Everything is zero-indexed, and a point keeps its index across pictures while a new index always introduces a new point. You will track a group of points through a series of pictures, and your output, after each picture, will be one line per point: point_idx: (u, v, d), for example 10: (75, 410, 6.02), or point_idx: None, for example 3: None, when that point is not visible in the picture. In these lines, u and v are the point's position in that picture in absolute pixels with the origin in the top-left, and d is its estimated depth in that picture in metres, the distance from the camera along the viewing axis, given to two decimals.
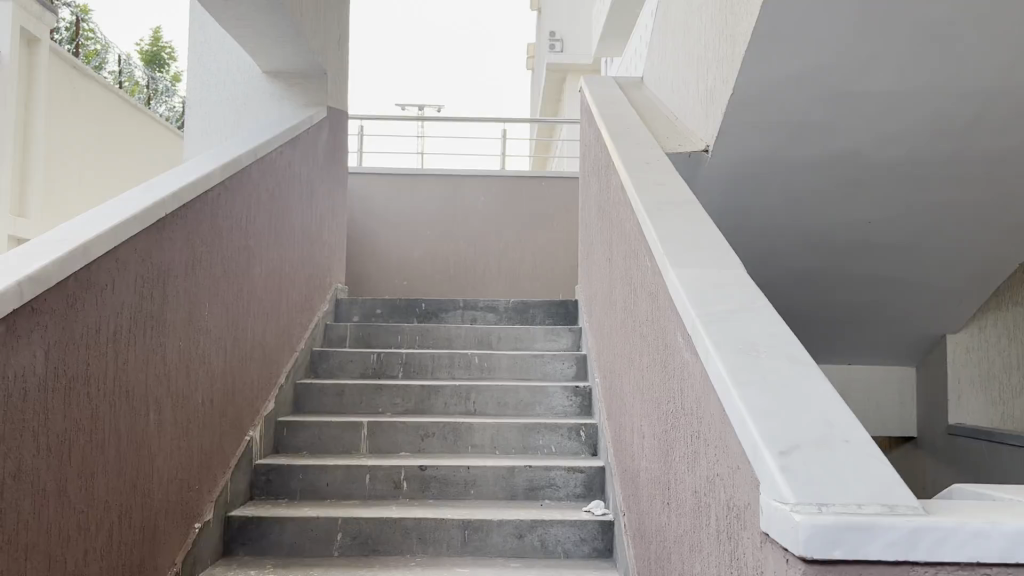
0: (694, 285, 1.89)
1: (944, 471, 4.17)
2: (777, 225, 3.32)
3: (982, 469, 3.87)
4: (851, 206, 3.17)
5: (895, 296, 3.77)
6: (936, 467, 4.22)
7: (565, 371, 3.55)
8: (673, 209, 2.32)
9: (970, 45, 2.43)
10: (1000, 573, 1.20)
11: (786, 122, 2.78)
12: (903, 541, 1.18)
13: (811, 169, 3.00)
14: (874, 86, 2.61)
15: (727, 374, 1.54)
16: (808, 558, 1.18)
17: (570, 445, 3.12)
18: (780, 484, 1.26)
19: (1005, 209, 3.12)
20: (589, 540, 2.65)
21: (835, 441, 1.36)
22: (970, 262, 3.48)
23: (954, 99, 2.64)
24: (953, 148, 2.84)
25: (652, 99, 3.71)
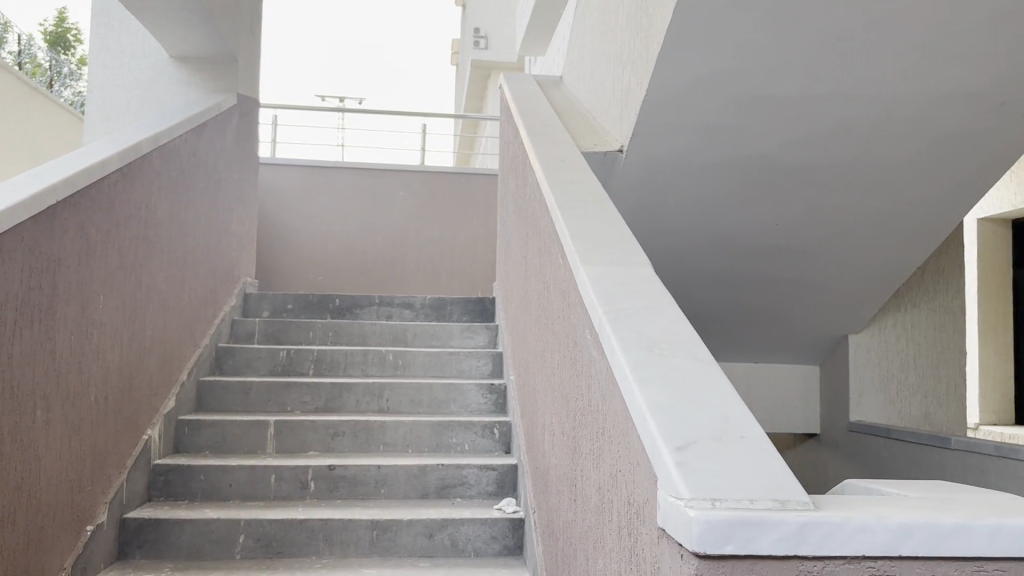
0: (603, 282, 1.89)
1: (845, 467, 4.31)
2: (691, 227, 3.37)
3: (882, 465, 4.01)
4: (760, 210, 3.24)
5: (803, 299, 3.88)
6: (838, 463, 4.36)
7: (481, 369, 3.54)
8: (585, 207, 2.33)
9: (873, 53, 2.51)
10: (885, 567, 1.22)
11: (697, 125, 2.82)
12: (793, 535, 1.19)
13: (722, 172, 3.05)
14: (784, 91, 2.66)
15: (629, 371, 1.54)
16: (700, 554, 1.18)
17: (483, 443, 3.11)
18: (676, 480, 1.26)
19: (904, 214, 3.25)
20: (500, 538, 2.64)
21: (731, 437, 1.37)
22: (873, 265, 3.60)
23: (858, 107, 2.72)
24: (856, 155, 2.94)
25: (569, 98, 3.72)
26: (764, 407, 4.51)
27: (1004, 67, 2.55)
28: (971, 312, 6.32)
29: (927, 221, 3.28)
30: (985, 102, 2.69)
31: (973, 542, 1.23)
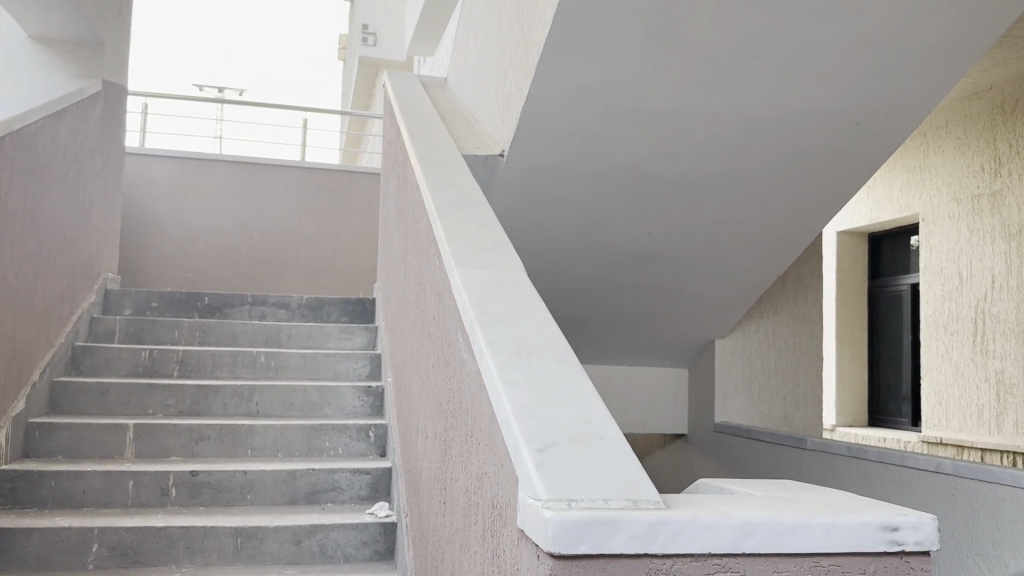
0: (475, 285, 1.88)
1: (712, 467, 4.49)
2: (568, 235, 3.42)
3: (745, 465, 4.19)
4: (635, 219, 3.33)
5: (675, 305, 4.01)
6: (705, 463, 4.53)
7: (358, 371, 3.49)
8: (463, 210, 2.32)
9: (742, 71, 2.62)
10: (729, 563, 1.27)
11: (576, 133, 2.86)
12: (643, 534, 1.23)
13: (600, 181, 3.10)
14: (660, 104, 2.75)
15: (495, 373, 1.54)
16: (555, 554, 1.20)
17: (357, 446, 3.06)
18: (534, 480, 1.27)
19: (767, 226, 3.42)
20: (370, 543, 2.60)
21: (590, 438, 1.40)
22: (739, 274, 3.77)
23: (729, 122, 2.84)
24: (726, 169, 3.06)
25: (453, 100, 3.72)
26: (638, 409, 4.64)
27: (859, 90, 2.72)
28: (828, 319, 6.72)
29: (789, 232, 3.46)
30: (843, 122, 2.86)
31: (810, 539, 1.29)
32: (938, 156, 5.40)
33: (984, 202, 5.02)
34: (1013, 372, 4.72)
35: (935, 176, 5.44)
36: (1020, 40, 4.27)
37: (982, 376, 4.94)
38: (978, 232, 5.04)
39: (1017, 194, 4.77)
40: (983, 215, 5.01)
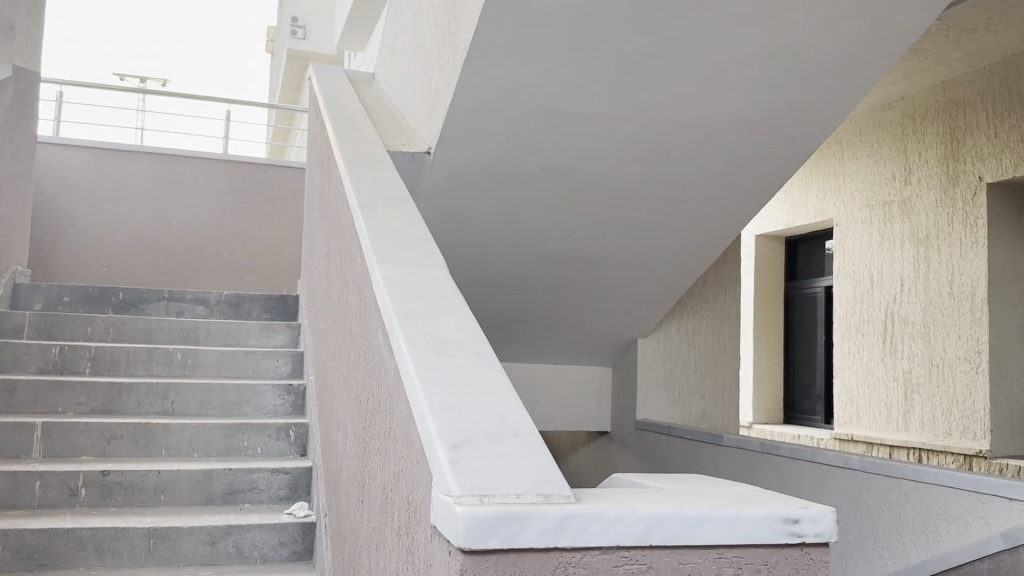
0: (394, 279, 1.85)
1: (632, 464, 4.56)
2: (494, 235, 3.44)
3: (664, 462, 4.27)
4: (560, 219, 3.36)
5: (600, 305, 4.06)
6: (625, 460, 4.60)
7: (279, 369, 3.43)
8: (385, 205, 2.23)
9: (665, 76, 2.68)
10: (637, 554, 1.30)
11: (502, 133, 2.88)
12: (553, 528, 1.24)
13: (526, 180, 3.12)
14: (586, 105, 2.78)
15: (413, 370, 1.53)
16: (466, 550, 1.20)
17: (277, 446, 3.01)
18: (447, 477, 1.28)
19: (689, 228, 3.50)
20: (289, 543, 2.57)
21: (505, 434, 1.41)
22: (662, 275, 3.85)
23: (652, 125, 2.89)
24: (649, 171, 3.12)
25: (381, 95, 3.69)
26: (563, 408, 4.69)
27: (777, 98, 2.81)
28: (745, 319, 6.91)
29: (710, 235, 3.55)
30: (762, 128, 2.95)
31: (715, 531, 1.33)
32: (853, 164, 5.61)
33: (894, 208, 5.23)
34: (918, 372, 4.92)
35: (850, 183, 5.64)
36: (929, 54, 4.48)
37: (891, 375, 5.15)
38: (889, 238, 5.26)
39: (925, 201, 4.98)
40: (894, 221, 5.22)
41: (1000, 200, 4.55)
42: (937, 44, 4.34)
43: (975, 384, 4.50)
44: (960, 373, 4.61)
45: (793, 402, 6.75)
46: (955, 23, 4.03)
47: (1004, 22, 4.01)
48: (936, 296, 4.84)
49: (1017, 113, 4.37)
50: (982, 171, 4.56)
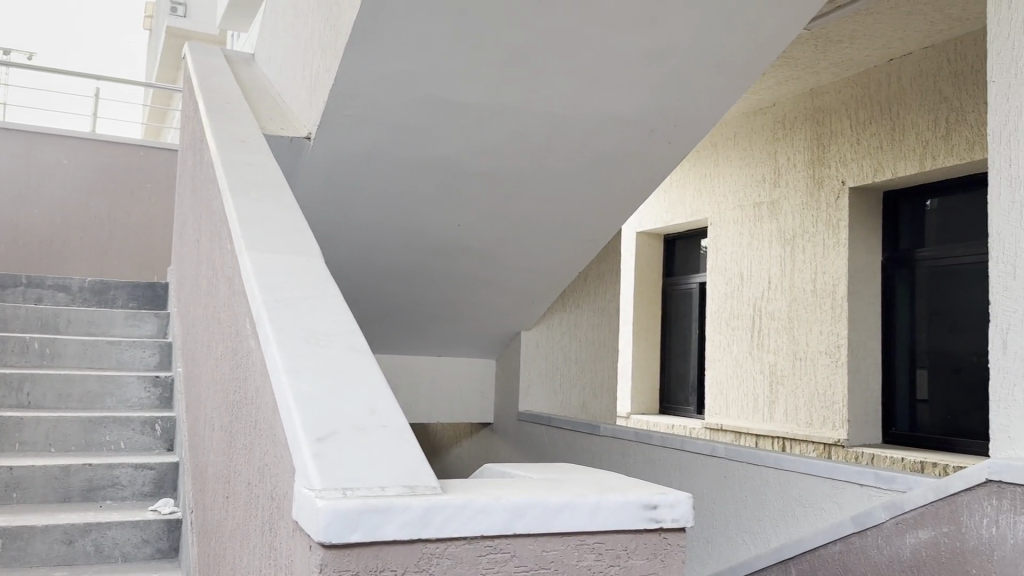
0: (264, 265, 1.77)
1: (511, 454, 4.62)
2: (376, 224, 3.39)
3: (541, 452, 4.34)
4: (445, 210, 3.35)
5: (483, 298, 4.08)
6: (505, 451, 4.65)
7: (146, 361, 3.30)
8: (258, 189, 2.16)
9: (549, 72, 2.72)
10: (501, 543, 1.31)
11: (385, 120, 2.83)
12: (417, 519, 1.24)
13: (409, 169, 3.09)
14: (470, 98, 2.78)
15: (278, 361, 1.47)
16: (326, 544, 1.18)
17: (141, 440, 2.89)
18: (309, 471, 1.25)
19: (570, 222, 3.55)
20: (152, 541, 2.47)
21: (373, 426, 1.38)
22: (543, 269, 3.90)
23: (535, 119, 2.92)
24: (532, 165, 3.15)
25: (258, 78, 3.58)
26: (443, 400, 4.68)
27: (656, 98, 2.90)
28: (625, 312, 7.09)
29: (590, 229, 3.62)
30: (642, 127, 3.03)
31: (577, 518, 1.36)
32: (727, 165, 5.84)
33: (764, 209, 5.48)
34: (783, 365, 5.18)
35: (724, 183, 5.87)
36: (799, 62, 4.71)
37: (758, 368, 5.40)
38: (759, 237, 5.50)
39: (792, 202, 5.24)
40: (763, 221, 5.46)
41: (859, 203, 4.84)
42: (805, 53, 4.57)
43: (834, 376, 4.77)
44: (821, 366, 4.88)
45: (668, 394, 6.98)
46: (823, 34, 4.25)
47: (866, 35, 4.26)
48: (800, 293, 5.10)
49: (878, 122, 4.65)
50: (845, 175, 4.84)
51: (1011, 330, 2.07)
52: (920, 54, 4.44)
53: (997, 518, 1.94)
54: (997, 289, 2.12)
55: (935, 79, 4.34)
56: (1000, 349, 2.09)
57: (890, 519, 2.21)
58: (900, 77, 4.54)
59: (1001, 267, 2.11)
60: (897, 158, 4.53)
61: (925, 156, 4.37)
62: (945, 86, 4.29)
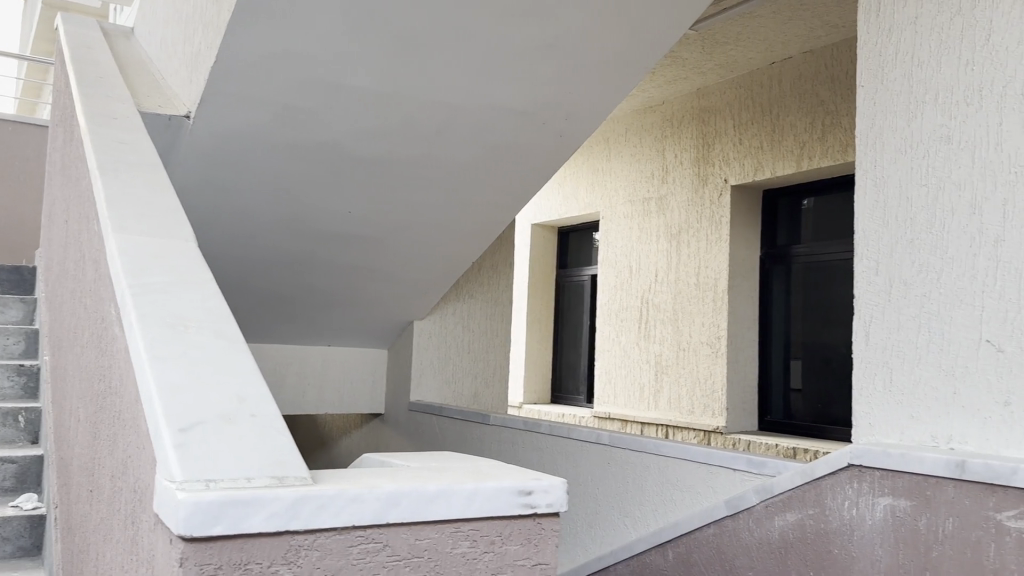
0: (131, 248, 1.69)
1: (400, 444, 4.59)
2: (262, 210, 3.30)
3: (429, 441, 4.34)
4: (334, 196, 3.29)
5: (374, 287, 4.03)
6: (394, 440, 4.63)
7: (10, 349, 3.11)
8: (129, 168, 2.06)
9: (443, 59, 2.70)
10: (373, 533, 1.29)
11: (270, 101, 2.76)
12: (284, 511, 1.20)
13: (296, 153, 3.02)
14: (360, 81, 2.74)
15: (142, 348, 1.41)
16: (185, 538, 1.13)
17: (3, 433, 2.73)
18: (171, 461, 1.20)
19: (463, 213, 3.55)
20: (13, 538, 2.34)
21: (242, 415, 1.34)
22: (435, 258, 3.88)
23: (426, 106, 2.90)
24: (424, 153, 3.12)
25: (134, 54, 3.42)
26: (330, 390, 4.61)
27: (549, 90, 2.92)
28: (518, 303, 7.15)
29: (482, 220, 3.62)
30: (535, 119, 3.06)
31: (451, 507, 1.35)
32: (618, 160, 5.95)
33: (652, 204, 5.61)
34: (668, 355, 5.33)
35: (615, 178, 5.98)
36: (686, 62, 4.84)
37: (643, 358, 5.54)
38: (647, 231, 5.63)
39: (678, 198, 5.39)
40: (651, 215, 5.60)
41: (741, 201, 5.03)
42: (693, 54, 4.70)
43: (714, 365, 4.97)
44: (702, 356, 5.06)
45: (559, 383, 7.09)
46: (710, 35, 4.39)
47: (750, 38, 4.42)
48: (684, 286, 5.26)
49: (759, 122, 4.83)
50: (727, 174, 5.02)
51: (872, 322, 2.19)
52: (799, 59, 4.64)
53: (857, 500, 2.05)
54: (861, 283, 2.24)
55: (812, 83, 4.54)
56: (862, 341, 2.21)
57: (760, 502, 2.30)
58: (781, 80, 4.73)
59: (865, 263, 2.23)
60: (776, 158, 4.72)
61: (801, 157, 4.57)
62: (821, 90, 4.49)
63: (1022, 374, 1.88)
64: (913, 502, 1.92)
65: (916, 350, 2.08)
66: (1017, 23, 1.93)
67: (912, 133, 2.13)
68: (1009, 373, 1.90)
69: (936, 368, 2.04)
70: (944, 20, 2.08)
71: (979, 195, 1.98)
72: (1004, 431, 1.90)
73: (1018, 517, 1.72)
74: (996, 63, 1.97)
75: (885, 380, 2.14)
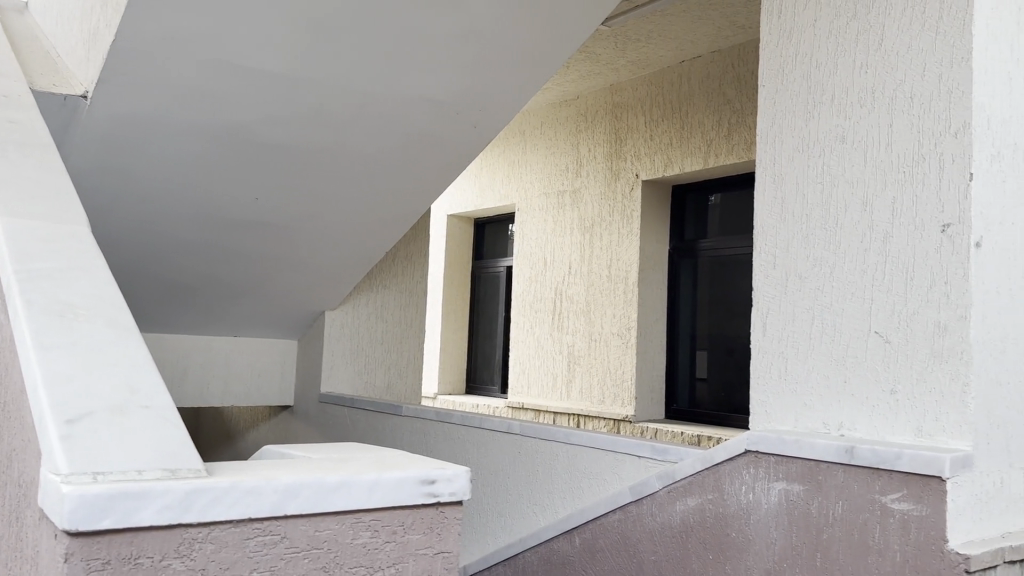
0: (19, 232, 1.61)
1: (309, 436, 4.54)
2: (164, 196, 3.20)
3: (339, 433, 4.30)
4: (240, 183, 3.21)
5: (285, 276, 3.96)
6: (303, 432, 4.57)
7: None
8: (18, 148, 1.98)
9: (356, 43, 2.67)
10: (271, 525, 1.26)
11: (173, 84, 2.67)
12: (177, 503, 1.17)
13: (200, 137, 2.93)
14: (267, 66, 2.68)
15: (27, 335, 1.35)
16: (70, 532, 1.09)
17: None
18: (57, 453, 1.16)
19: (374, 203, 3.52)
20: None
21: (133, 407, 1.30)
22: (346, 248, 3.84)
23: (337, 93, 2.86)
24: (334, 141, 3.08)
25: (28, 30, 3.27)
26: (238, 380, 4.51)
27: (464, 79, 2.92)
28: (432, 294, 7.13)
29: (394, 209, 3.60)
30: (447, 109, 3.05)
31: (352, 497, 1.33)
32: (534, 152, 6.00)
33: (565, 197, 5.68)
34: (581, 346, 5.41)
35: (530, 170, 6.03)
36: (600, 57, 4.91)
37: (556, 349, 5.62)
38: (561, 224, 5.69)
39: (590, 191, 5.47)
40: (565, 208, 5.67)
41: (651, 195, 5.14)
42: (607, 49, 4.76)
43: (624, 356, 5.08)
44: (613, 347, 5.16)
45: (474, 374, 7.12)
46: (622, 32, 4.46)
47: (660, 36, 4.51)
48: (596, 278, 5.34)
49: (668, 119, 4.94)
50: (638, 169, 5.12)
51: (769, 314, 2.28)
52: (708, 58, 4.76)
53: (754, 485, 2.13)
54: (759, 275, 2.32)
55: (720, 82, 4.67)
56: (760, 331, 2.30)
57: (662, 488, 2.37)
58: (691, 78, 4.85)
59: (764, 256, 2.31)
60: (684, 154, 4.83)
61: (708, 153, 4.70)
62: (728, 89, 4.62)
63: (906, 364, 1.97)
64: (806, 487, 2.01)
65: (809, 341, 2.17)
66: (906, 29, 2.02)
67: (809, 132, 2.22)
68: (894, 363, 1.99)
69: (827, 358, 2.13)
70: (841, 24, 2.17)
71: (870, 193, 2.07)
72: (889, 418, 1.99)
73: (901, 499, 1.83)
74: (887, 66, 2.06)
75: (781, 368, 2.24)
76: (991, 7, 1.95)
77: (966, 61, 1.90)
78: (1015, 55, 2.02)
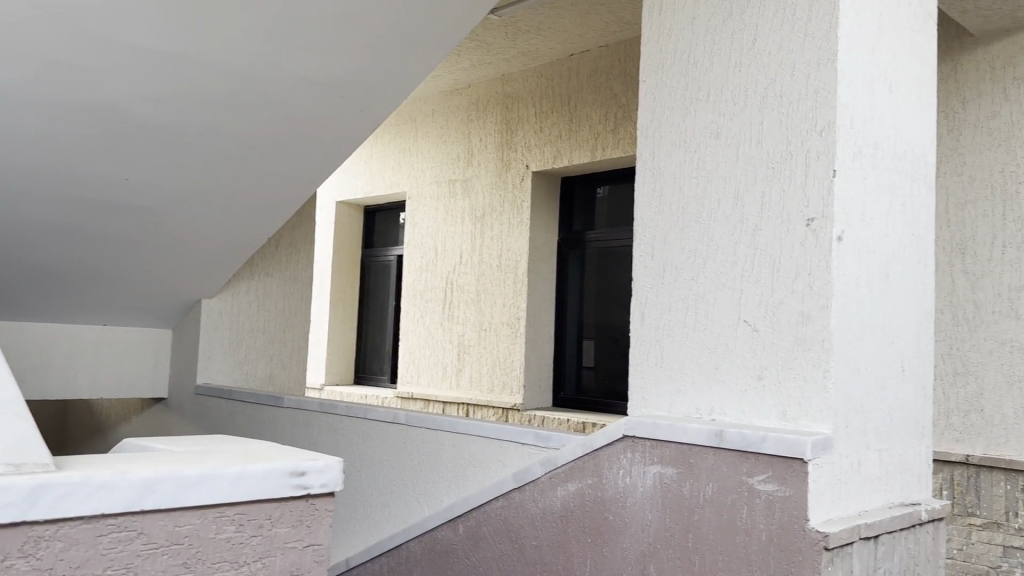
0: None
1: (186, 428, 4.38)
2: (26, 175, 3.01)
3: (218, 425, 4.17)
4: (111, 162, 3.06)
5: (161, 261, 3.81)
6: (179, 424, 4.41)
7: None
8: None
9: (237, 20, 2.59)
10: (126, 521, 1.20)
11: (35, 56, 2.51)
12: (21, 500, 1.09)
13: (65, 114, 2.78)
14: (139, 40, 2.56)
15: None
16: None
17: None
18: None
19: (254, 186, 3.43)
20: None
21: None
22: (225, 232, 3.73)
23: (215, 72, 2.76)
24: (212, 121, 2.98)
25: None
26: (109, 372, 4.31)
27: (350, 61, 2.88)
28: (319, 282, 6.99)
29: (275, 193, 3.52)
30: (331, 91, 3.00)
31: (215, 490, 1.28)
32: (425, 141, 5.97)
33: (456, 186, 5.68)
34: (470, 335, 5.43)
35: (421, 159, 6.00)
36: (491, 47, 4.91)
37: (446, 338, 5.61)
38: (452, 213, 5.68)
39: (481, 180, 5.48)
40: (456, 197, 5.66)
41: (541, 186, 5.20)
42: (497, 39, 4.78)
43: (514, 345, 5.13)
44: (501, 337, 5.21)
45: (363, 364, 7.03)
46: (512, 22, 4.48)
47: (548, 28, 4.55)
48: (486, 268, 5.36)
49: (557, 111, 5.00)
50: (528, 160, 5.16)
51: (647, 303, 2.34)
52: (596, 52, 4.84)
53: (631, 469, 2.19)
54: (639, 265, 2.38)
55: (607, 77, 4.76)
56: (639, 321, 2.36)
57: (544, 474, 2.40)
58: (579, 72, 4.92)
59: (644, 247, 2.37)
60: (572, 147, 4.91)
61: (595, 147, 4.78)
62: (615, 84, 4.71)
63: (771, 351, 2.06)
64: (678, 470, 2.08)
65: (684, 329, 2.25)
66: (777, 31, 2.11)
67: (687, 127, 2.29)
68: (761, 350, 2.08)
69: (700, 346, 2.21)
70: (717, 23, 2.24)
71: (742, 187, 2.15)
72: (757, 403, 2.07)
73: (767, 481, 1.91)
74: (759, 65, 2.14)
75: (658, 355, 2.30)
76: (854, 11, 2.05)
77: (831, 63, 1.99)
78: (875, 59, 2.13)
